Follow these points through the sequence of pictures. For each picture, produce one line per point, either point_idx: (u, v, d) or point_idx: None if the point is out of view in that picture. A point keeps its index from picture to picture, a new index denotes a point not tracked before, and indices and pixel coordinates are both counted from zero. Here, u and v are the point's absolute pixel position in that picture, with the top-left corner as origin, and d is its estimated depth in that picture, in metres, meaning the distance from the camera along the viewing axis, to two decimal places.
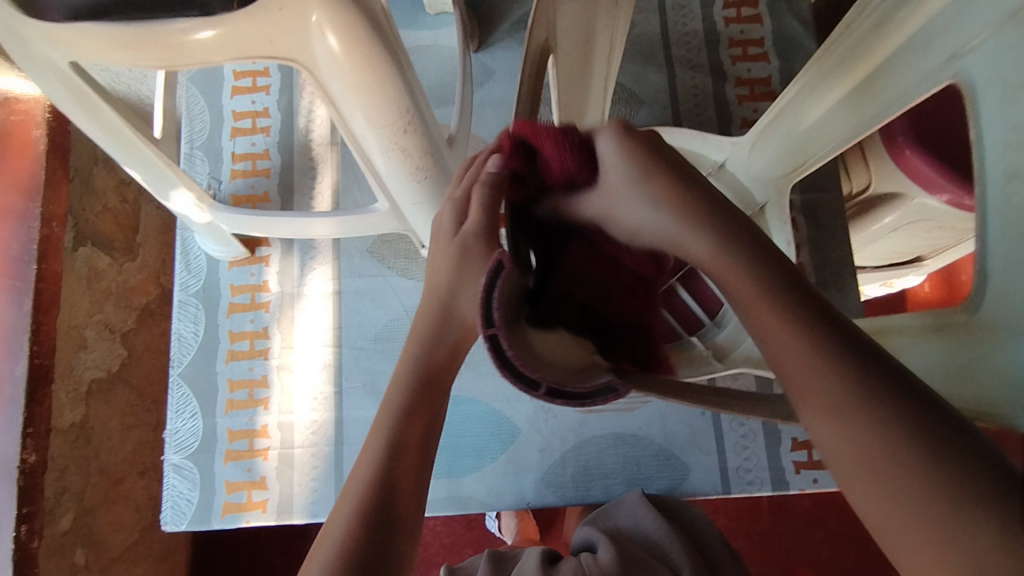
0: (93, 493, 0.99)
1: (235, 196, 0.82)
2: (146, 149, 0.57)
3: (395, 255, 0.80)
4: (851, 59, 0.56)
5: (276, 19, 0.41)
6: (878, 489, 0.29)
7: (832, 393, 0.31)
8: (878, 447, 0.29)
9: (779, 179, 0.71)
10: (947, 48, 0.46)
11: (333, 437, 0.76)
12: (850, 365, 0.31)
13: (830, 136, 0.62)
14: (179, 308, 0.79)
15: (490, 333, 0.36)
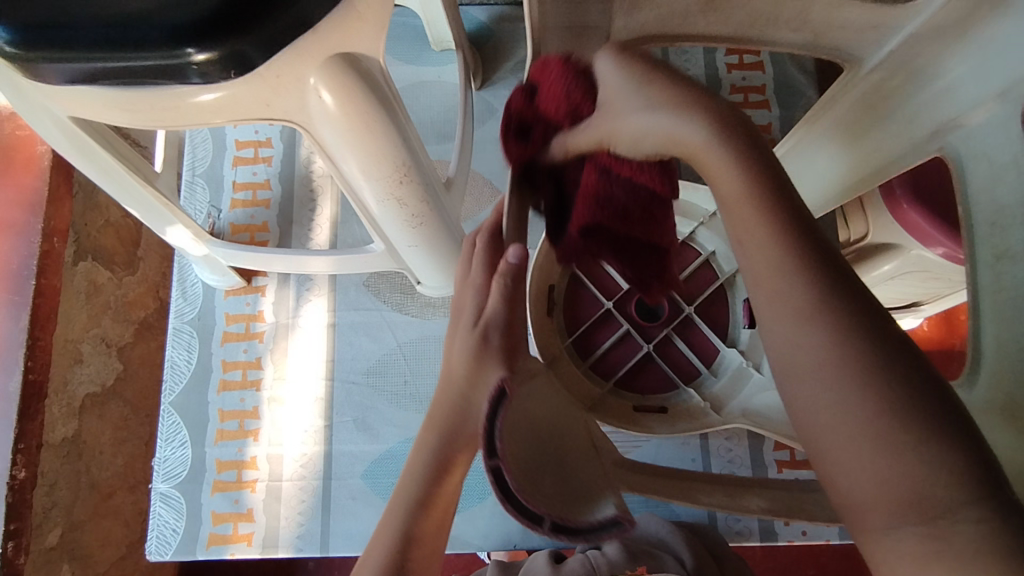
0: (82, 508, 0.96)
1: (234, 225, 0.82)
2: (146, 190, 0.58)
3: (391, 289, 0.81)
4: (849, 118, 0.57)
5: (272, 86, 0.41)
6: (848, 413, 0.28)
7: (807, 312, 0.30)
8: (835, 346, 0.29)
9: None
10: (934, 123, 0.49)
11: (322, 471, 0.75)
12: (832, 285, 0.31)
13: (832, 187, 0.63)
14: (173, 336, 0.80)
15: (494, 464, 0.37)
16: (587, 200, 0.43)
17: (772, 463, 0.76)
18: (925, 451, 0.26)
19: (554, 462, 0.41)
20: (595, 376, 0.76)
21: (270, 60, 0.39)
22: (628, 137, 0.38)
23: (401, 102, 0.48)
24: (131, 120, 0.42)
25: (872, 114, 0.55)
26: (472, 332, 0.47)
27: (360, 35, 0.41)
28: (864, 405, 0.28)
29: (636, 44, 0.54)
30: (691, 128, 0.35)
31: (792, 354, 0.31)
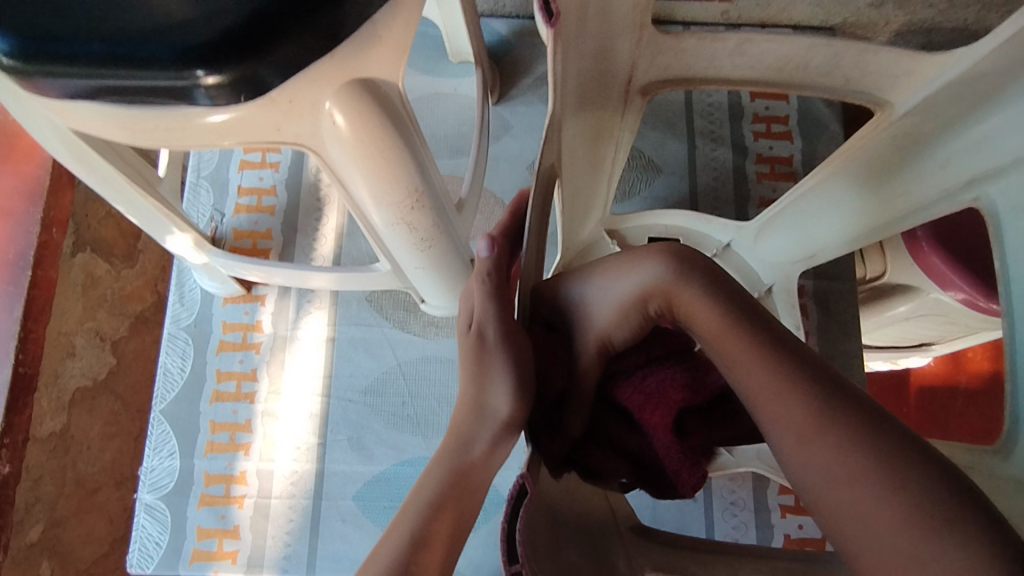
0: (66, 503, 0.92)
1: (237, 230, 0.80)
2: (146, 199, 0.56)
3: (394, 306, 0.79)
4: (869, 166, 0.55)
5: (284, 111, 0.39)
6: (874, 529, 0.35)
7: (813, 441, 0.38)
8: (832, 445, 0.37)
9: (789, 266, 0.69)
10: (967, 173, 0.48)
11: (313, 490, 0.73)
12: (828, 405, 0.39)
13: (839, 236, 0.62)
14: (168, 342, 0.78)
15: (515, 569, 0.36)
16: (658, 427, 0.49)
17: (776, 507, 0.74)
18: (956, 547, 0.32)
19: (570, 538, 0.43)
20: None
21: (284, 84, 0.37)
22: (616, 324, 0.46)
23: (415, 129, 0.46)
24: (134, 138, 0.40)
25: (901, 162, 0.53)
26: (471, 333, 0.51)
27: (379, 62, 0.39)
28: (895, 514, 0.34)
29: (657, 85, 0.52)
30: (656, 275, 0.44)
31: (810, 477, 0.38)
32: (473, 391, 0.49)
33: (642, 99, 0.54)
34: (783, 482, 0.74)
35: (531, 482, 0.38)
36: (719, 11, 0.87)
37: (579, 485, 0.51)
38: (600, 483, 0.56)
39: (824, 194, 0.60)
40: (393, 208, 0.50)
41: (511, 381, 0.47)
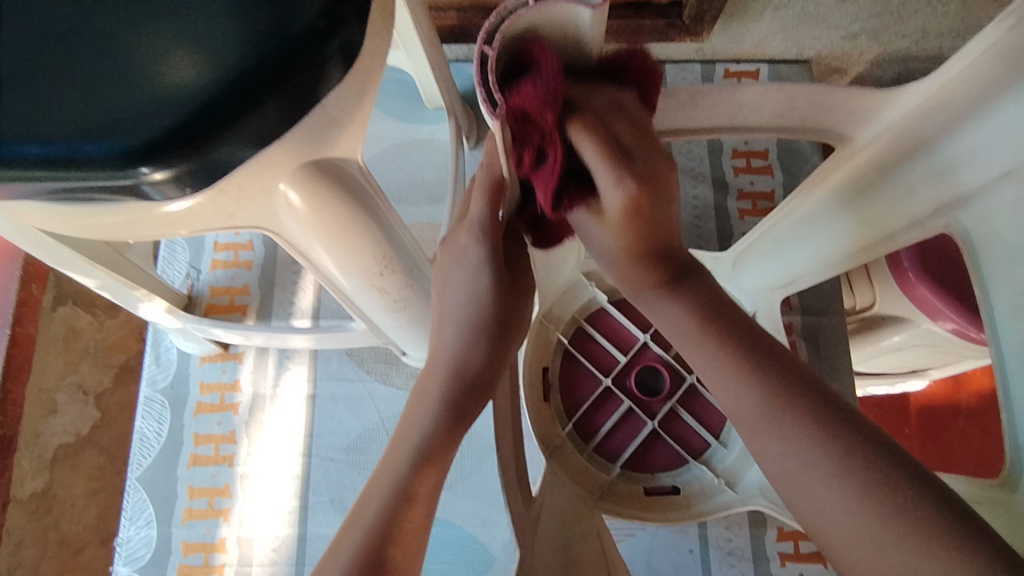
0: (49, 565, 0.92)
1: (213, 287, 0.79)
2: (97, 269, 0.54)
3: (375, 359, 0.77)
4: (836, 198, 0.55)
5: (236, 198, 0.38)
6: (860, 543, 0.30)
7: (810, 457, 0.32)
8: (824, 457, 0.31)
9: (772, 292, 0.69)
10: (932, 198, 0.46)
11: (295, 556, 0.71)
12: (803, 401, 0.33)
13: (819, 263, 0.61)
14: (143, 406, 0.76)
15: None
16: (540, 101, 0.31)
17: (774, 556, 0.72)
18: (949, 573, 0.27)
19: None
20: (600, 460, 0.72)
21: (232, 173, 0.35)
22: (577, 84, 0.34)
23: (379, 199, 0.44)
24: (83, 231, 0.39)
25: (866, 192, 0.52)
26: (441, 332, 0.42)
27: (332, 140, 0.38)
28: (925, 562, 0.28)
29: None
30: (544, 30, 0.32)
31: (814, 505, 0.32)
32: (442, 320, 0.43)
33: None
34: (781, 529, 0.72)
35: None
36: (694, 49, 0.87)
37: (579, 566, 0.50)
38: (600, 547, 0.53)
39: (794, 224, 0.61)
40: (363, 275, 0.49)
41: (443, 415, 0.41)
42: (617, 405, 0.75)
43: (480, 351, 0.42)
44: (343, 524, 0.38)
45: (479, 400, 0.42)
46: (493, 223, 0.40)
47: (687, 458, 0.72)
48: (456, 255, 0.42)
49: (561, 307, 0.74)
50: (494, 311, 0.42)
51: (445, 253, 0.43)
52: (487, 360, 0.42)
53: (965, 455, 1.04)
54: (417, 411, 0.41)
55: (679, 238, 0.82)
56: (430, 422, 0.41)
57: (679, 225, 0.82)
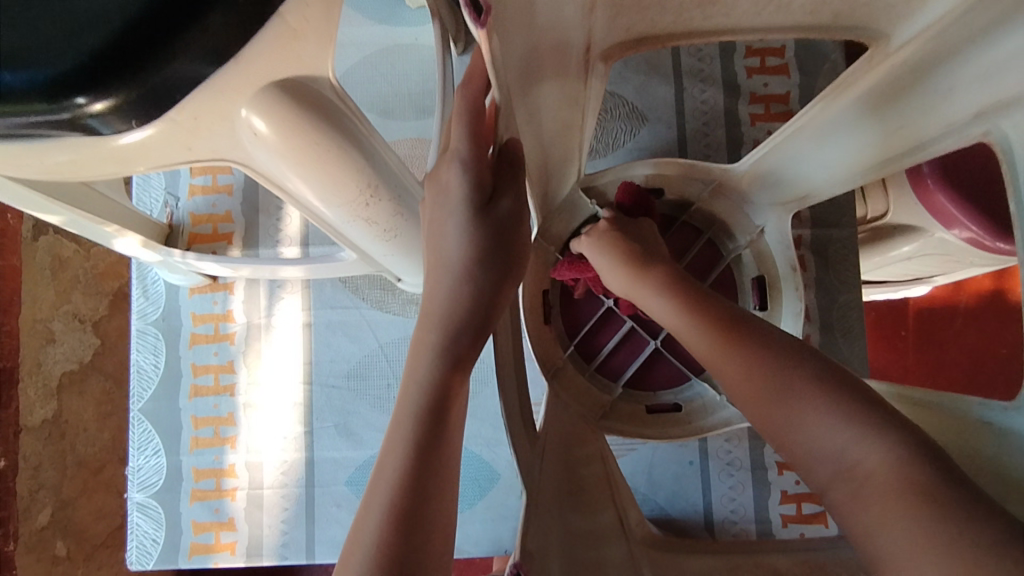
0: (71, 485, 0.96)
1: (194, 215, 0.75)
2: (57, 204, 0.50)
3: (370, 285, 0.75)
4: (870, 99, 0.49)
5: (192, 129, 0.34)
6: (818, 424, 0.33)
7: (752, 365, 0.38)
8: (753, 357, 0.38)
9: (784, 207, 0.64)
10: (974, 103, 0.42)
11: (305, 478, 0.72)
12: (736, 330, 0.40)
13: (837, 174, 0.56)
14: (137, 338, 0.74)
15: None
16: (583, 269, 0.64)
17: (772, 466, 0.73)
18: (873, 440, 0.31)
19: (587, 540, 0.43)
20: (602, 380, 0.72)
21: (184, 102, 0.31)
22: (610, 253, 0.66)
23: (356, 124, 0.40)
24: (27, 172, 0.35)
25: (907, 92, 0.46)
26: (436, 276, 0.42)
27: (298, 56, 0.34)
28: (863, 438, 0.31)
29: (620, 48, 0.47)
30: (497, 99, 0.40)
31: (750, 391, 0.37)
32: (437, 267, 0.42)
33: (605, 65, 0.47)
34: None
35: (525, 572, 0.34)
36: None
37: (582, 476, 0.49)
38: (604, 471, 0.52)
39: (818, 130, 0.55)
40: (347, 206, 0.45)
41: (438, 358, 0.40)
42: (619, 325, 0.74)
43: (473, 292, 0.41)
44: (371, 485, 0.37)
45: (476, 339, 0.41)
46: (475, 153, 0.38)
47: (689, 375, 0.72)
48: (441, 200, 0.41)
49: (562, 226, 0.67)
50: (485, 249, 0.41)
51: (431, 200, 0.42)
52: (481, 299, 0.41)
53: (957, 355, 1.03)
54: (417, 363, 0.40)
55: (685, 149, 0.77)
56: (431, 372, 0.39)
57: (686, 135, 0.77)
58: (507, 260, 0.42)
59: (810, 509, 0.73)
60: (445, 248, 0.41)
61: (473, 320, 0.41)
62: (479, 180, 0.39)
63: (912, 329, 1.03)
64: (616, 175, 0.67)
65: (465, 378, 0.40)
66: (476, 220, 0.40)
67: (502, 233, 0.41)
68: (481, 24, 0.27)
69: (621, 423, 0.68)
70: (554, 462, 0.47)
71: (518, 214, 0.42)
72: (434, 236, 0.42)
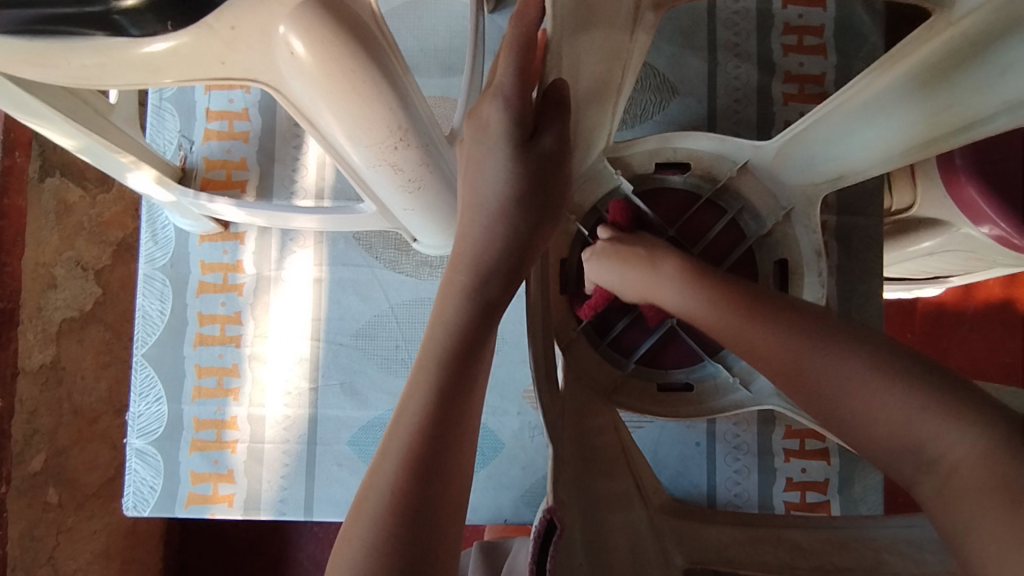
0: (66, 433, 0.95)
1: (207, 160, 0.73)
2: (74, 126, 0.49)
3: (384, 244, 0.73)
4: (923, 71, 0.47)
5: (228, 41, 0.32)
6: (888, 416, 0.34)
7: (792, 353, 0.39)
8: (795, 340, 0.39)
9: (817, 189, 0.61)
10: None
11: (307, 435, 0.71)
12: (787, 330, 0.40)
13: (874, 155, 0.54)
14: (143, 283, 0.73)
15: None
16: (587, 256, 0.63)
17: (779, 452, 0.73)
18: (950, 421, 0.32)
19: (604, 507, 0.41)
20: (614, 355, 0.71)
21: (222, 6, 0.30)
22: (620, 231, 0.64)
23: (394, 57, 0.38)
24: (50, 75, 0.33)
25: (959, 68, 0.45)
26: (469, 216, 0.41)
27: None
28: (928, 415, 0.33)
29: None
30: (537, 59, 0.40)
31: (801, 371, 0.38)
32: (472, 205, 0.41)
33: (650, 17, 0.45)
34: (790, 428, 0.72)
35: (558, 517, 0.33)
36: None
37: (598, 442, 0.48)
38: (618, 440, 0.50)
39: (858, 110, 0.53)
40: (375, 148, 0.43)
41: (463, 301, 0.39)
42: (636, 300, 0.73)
43: (506, 233, 0.40)
44: (391, 428, 0.35)
45: (509, 284, 0.40)
46: (518, 90, 0.39)
47: (702, 355, 0.71)
48: (480, 138, 0.41)
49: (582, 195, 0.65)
50: (522, 188, 0.41)
51: (469, 139, 0.42)
52: (516, 237, 0.41)
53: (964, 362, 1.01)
54: (446, 305, 0.39)
55: (714, 125, 0.75)
56: (459, 316, 0.38)
57: (716, 110, 0.75)
58: (544, 203, 0.42)
59: (815, 498, 0.72)
60: (481, 187, 0.41)
61: (504, 262, 0.40)
62: (522, 116, 0.39)
63: (921, 333, 1.02)
64: (641, 146, 0.64)
65: (492, 323, 0.39)
66: (514, 157, 0.40)
67: (540, 174, 0.41)
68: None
69: (632, 398, 0.67)
70: (571, 424, 0.45)
71: (559, 156, 0.41)
72: (469, 176, 0.42)
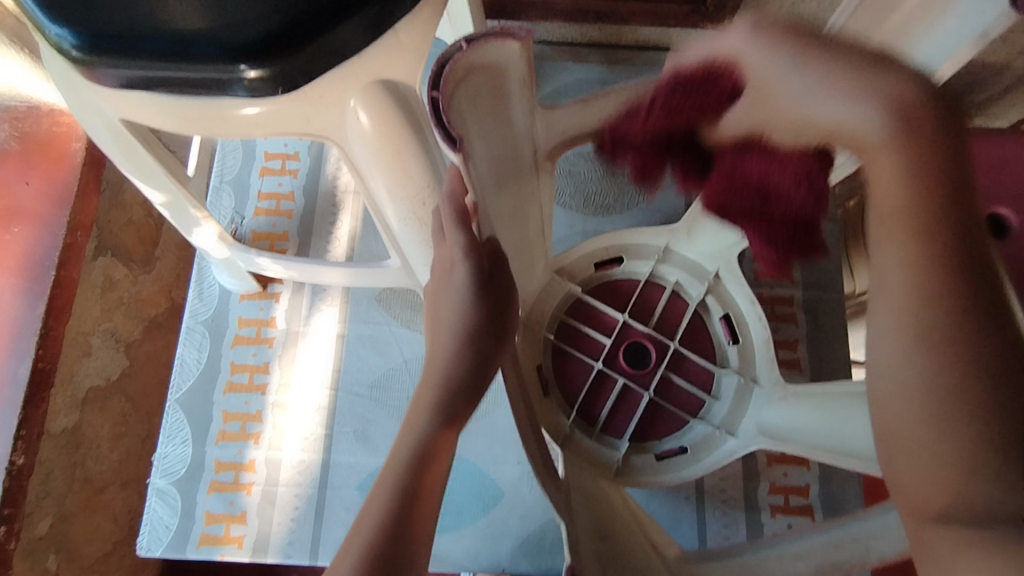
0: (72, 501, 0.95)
1: (255, 232, 0.85)
2: (177, 189, 0.61)
3: (401, 305, 0.82)
4: None
5: (314, 105, 0.45)
6: (913, 405, 0.29)
7: (900, 239, 0.29)
8: (917, 272, 0.29)
9: (728, 252, 0.72)
10: None
11: (318, 479, 0.76)
12: (932, 225, 0.29)
13: None
14: (185, 334, 0.82)
15: None
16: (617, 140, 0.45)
17: (765, 508, 0.76)
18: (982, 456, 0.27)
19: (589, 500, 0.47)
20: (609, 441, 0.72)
21: (316, 81, 0.43)
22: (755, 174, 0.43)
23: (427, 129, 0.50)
24: (181, 126, 0.46)
25: None
26: (441, 347, 0.47)
27: (399, 63, 0.45)
28: (921, 356, 0.29)
29: None
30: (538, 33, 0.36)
31: (882, 294, 0.30)
32: (440, 340, 0.47)
33: None
34: (773, 483, 0.77)
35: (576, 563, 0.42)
36: None
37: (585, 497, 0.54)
38: (628, 508, 0.57)
39: None
40: None
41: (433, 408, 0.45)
42: (612, 385, 0.74)
43: (474, 345, 0.46)
44: (410, 417, 0.45)
45: (478, 379, 0.46)
46: (470, 242, 0.42)
47: (687, 416, 0.72)
48: (442, 282, 0.46)
49: (540, 307, 0.73)
50: (476, 319, 0.46)
51: (437, 277, 0.47)
52: (495, 313, 0.47)
53: None
54: (425, 388, 0.46)
55: None
56: (448, 364, 0.46)
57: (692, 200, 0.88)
58: (501, 322, 0.48)
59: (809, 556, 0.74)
60: (443, 333, 0.46)
61: (471, 374, 0.46)
62: (463, 269, 0.44)
63: None
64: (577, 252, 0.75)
65: (470, 404, 0.46)
66: (465, 296, 0.45)
67: (492, 306, 0.47)
68: (462, 146, 0.34)
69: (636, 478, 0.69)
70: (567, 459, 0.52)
71: (497, 255, 0.46)
72: (439, 319, 0.47)
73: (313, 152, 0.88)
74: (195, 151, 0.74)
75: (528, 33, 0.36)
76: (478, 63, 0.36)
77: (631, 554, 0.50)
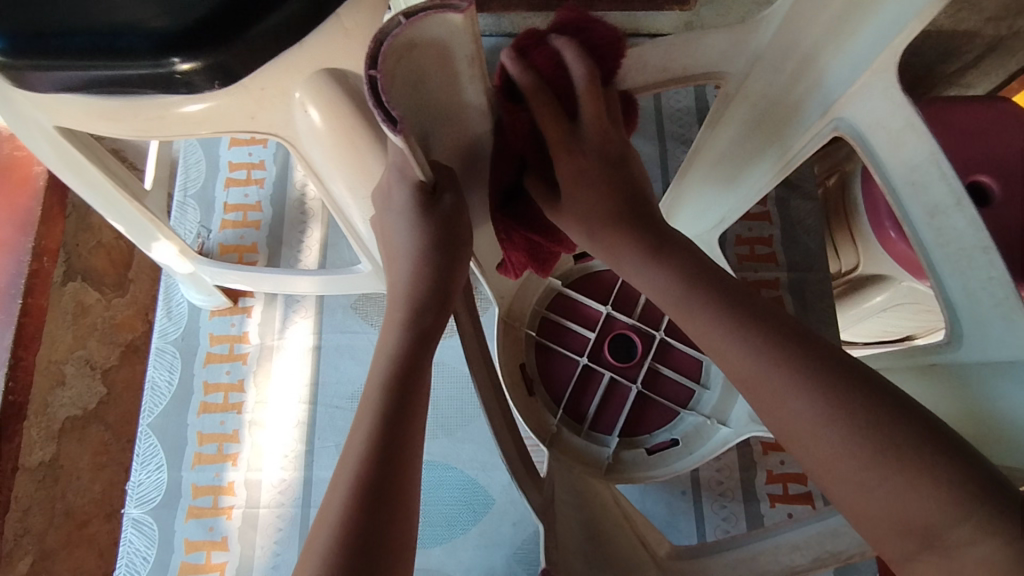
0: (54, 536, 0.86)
1: (223, 246, 0.82)
2: (131, 206, 0.58)
3: (379, 312, 0.80)
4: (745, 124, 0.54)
5: (257, 99, 0.43)
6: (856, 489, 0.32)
7: (767, 373, 0.36)
8: (803, 396, 0.35)
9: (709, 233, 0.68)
10: (821, 104, 0.48)
11: (300, 498, 0.73)
12: (802, 359, 0.36)
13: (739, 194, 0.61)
14: (155, 355, 0.79)
15: None
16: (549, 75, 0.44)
17: (764, 498, 0.74)
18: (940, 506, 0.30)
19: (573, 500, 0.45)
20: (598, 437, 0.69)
21: (255, 74, 0.41)
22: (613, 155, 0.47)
23: None
24: (122, 130, 0.44)
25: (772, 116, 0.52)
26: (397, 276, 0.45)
27: (346, 51, 0.43)
28: (840, 427, 0.33)
29: None
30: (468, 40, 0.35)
31: (792, 423, 0.35)
32: (395, 256, 0.45)
33: None
34: (771, 472, 0.75)
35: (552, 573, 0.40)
36: (682, 22, 0.82)
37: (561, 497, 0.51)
38: (621, 511, 0.54)
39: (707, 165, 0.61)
40: None
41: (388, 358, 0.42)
42: (599, 380, 0.72)
43: (429, 272, 0.43)
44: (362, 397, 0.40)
45: (440, 315, 0.44)
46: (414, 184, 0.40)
47: (677, 409, 0.70)
48: (386, 206, 0.44)
49: (520, 303, 0.71)
50: (429, 240, 0.43)
51: (379, 203, 0.45)
52: (438, 283, 0.44)
53: None
54: (385, 342, 0.43)
55: None
56: (399, 347, 0.42)
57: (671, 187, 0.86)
58: (457, 248, 0.44)
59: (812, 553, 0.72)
60: (397, 241, 0.44)
61: (431, 296, 0.43)
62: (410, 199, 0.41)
63: None
64: None
65: (429, 352, 0.42)
66: (413, 216, 0.42)
67: (448, 221, 0.43)
68: (403, 127, 0.32)
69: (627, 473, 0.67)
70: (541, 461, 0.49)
71: (460, 211, 0.43)
72: (391, 240, 0.45)
73: (279, 161, 0.85)
74: (151, 164, 0.71)
75: (471, 5, 0.33)
76: (421, 39, 0.34)
77: (627, 556, 0.47)
